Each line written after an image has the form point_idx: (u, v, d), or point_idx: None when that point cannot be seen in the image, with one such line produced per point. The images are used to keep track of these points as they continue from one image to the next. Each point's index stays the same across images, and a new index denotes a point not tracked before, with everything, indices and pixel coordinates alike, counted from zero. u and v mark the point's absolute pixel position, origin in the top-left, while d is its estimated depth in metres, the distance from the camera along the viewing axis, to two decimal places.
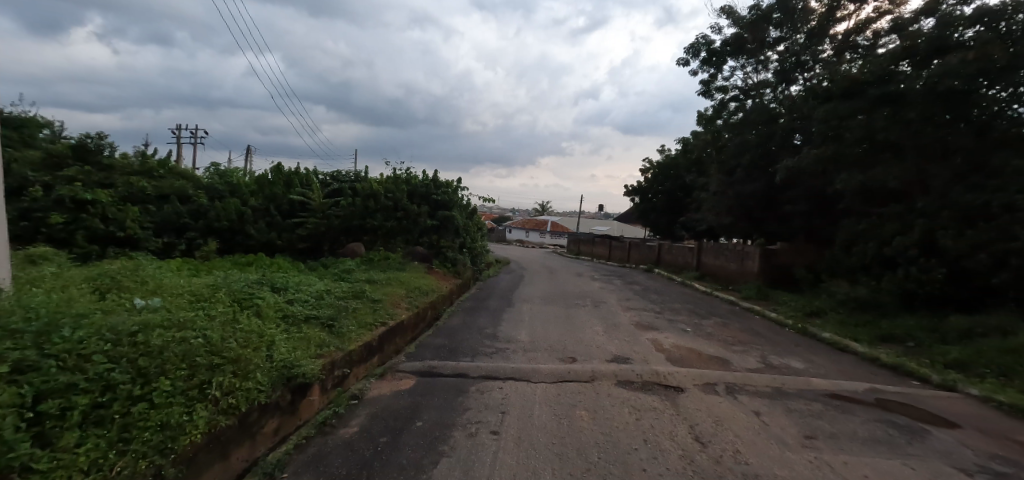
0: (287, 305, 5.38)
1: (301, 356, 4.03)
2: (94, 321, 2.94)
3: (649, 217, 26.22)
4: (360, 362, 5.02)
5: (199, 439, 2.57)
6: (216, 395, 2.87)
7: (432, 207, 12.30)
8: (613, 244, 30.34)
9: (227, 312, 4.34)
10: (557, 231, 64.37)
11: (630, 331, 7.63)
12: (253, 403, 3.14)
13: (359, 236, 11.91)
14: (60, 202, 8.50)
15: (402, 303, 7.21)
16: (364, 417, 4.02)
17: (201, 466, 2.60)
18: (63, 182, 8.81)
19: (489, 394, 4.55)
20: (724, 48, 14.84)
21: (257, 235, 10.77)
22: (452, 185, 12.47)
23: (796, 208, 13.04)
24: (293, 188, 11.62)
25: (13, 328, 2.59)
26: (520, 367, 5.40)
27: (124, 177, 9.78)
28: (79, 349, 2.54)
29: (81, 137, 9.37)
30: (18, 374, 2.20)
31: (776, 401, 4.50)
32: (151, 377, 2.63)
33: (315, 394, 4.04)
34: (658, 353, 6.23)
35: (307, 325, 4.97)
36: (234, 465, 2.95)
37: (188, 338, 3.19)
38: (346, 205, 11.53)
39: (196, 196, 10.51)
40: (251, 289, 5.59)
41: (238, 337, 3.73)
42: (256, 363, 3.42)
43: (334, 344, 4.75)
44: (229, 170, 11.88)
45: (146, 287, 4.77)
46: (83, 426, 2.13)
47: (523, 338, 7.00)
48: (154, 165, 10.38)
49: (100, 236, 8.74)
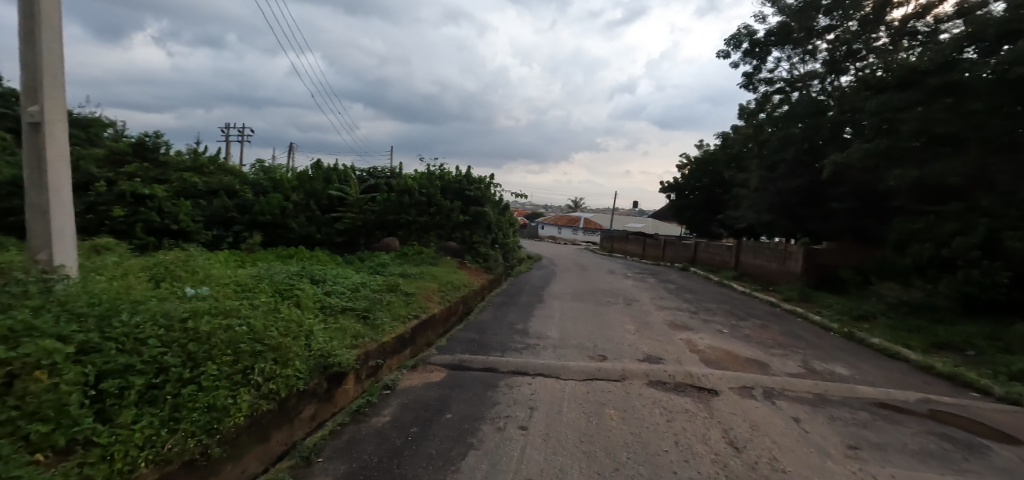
0: (325, 296, 5.56)
1: (338, 345, 4.18)
2: (150, 307, 3.14)
3: (684, 214, 25.63)
4: (393, 353, 5.17)
5: (242, 421, 2.73)
6: (258, 380, 3.02)
7: (465, 203, 12.62)
8: (646, 242, 29.78)
9: (270, 302, 4.54)
10: (589, 227, 63.83)
11: (663, 330, 7.49)
12: (292, 389, 3.29)
13: (394, 231, 12.15)
14: (121, 196, 9.06)
15: (435, 298, 7.31)
16: (396, 407, 4.14)
17: (242, 446, 2.77)
18: (124, 177, 9.41)
19: (518, 389, 4.59)
20: (768, 38, 14.32)
21: (298, 229, 11.10)
22: (485, 181, 12.81)
23: (843, 206, 12.45)
24: (333, 183, 11.99)
25: (79, 310, 2.80)
26: (550, 363, 5.41)
27: (177, 173, 10.32)
28: (137, 333, 2.73)
29: (141, 136, 9.92)
30: (83, 354, 2.40)
31: (818, 408, 4.33)
32: (199, 361, 2.79)
33: (350, 382, 4.20)
34: (692, 354, 6.10)
35: (344, 317, 5.13)
36: (274, 446, 3.12)
37: (233, 324, 3.36)
38: (381, 201, 11.78)
39: (243, 191, 10.87)
40: (292, 281, 5.81)
41: (278, 326, 3.87)
42: (296, 351, 3.57)
43: (369, 335, 4.90)
44: (273, 166, 12.32)
45: (196, 276, 5.04)
46: (139, 404, 2.33)
47: (553, 334, 7.00)
48: (205, 162, 10.94)
49: (157, 228, 9.26)
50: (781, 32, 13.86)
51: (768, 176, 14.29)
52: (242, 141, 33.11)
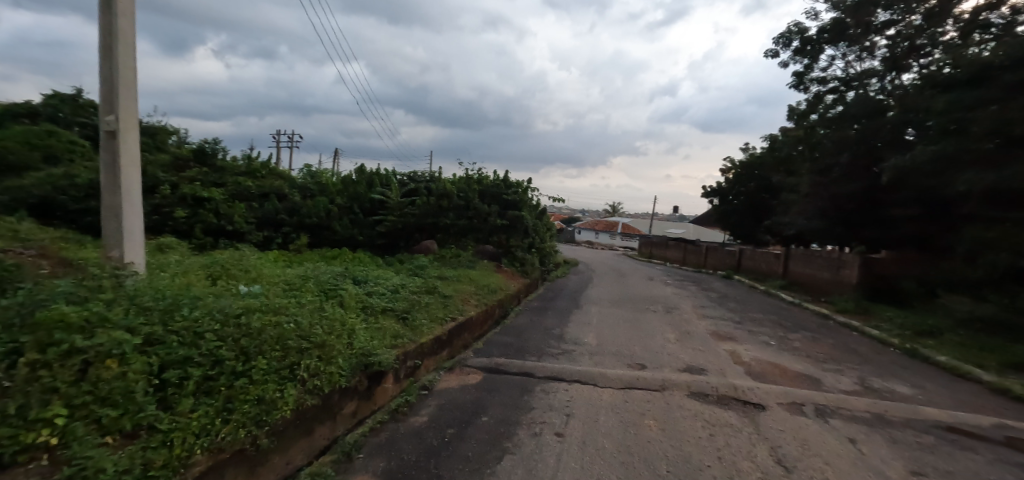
0: (367, 296, 5.73)
1: (378, 345, 4.29)
2: (207, 303, 3.33)
3: (728, 219, 24.76)
4: (431, 355, 5.25)
5: (289, 414, 2.85)
6: (304, 376, 3.14)
7: (502, 207, 12.68)
8: (687, 248, 28.96)
9: (315, 301, 4.72)
10: (627, 232, 62.74)
11: (706, 340, 7.25)
12: (335, 386, 3.40)
13: (432, 234, 12.36)
14: (183, 199, 9.68)
15: (471, 300, 7.38)
16: (433, 407, 4.21)
17: (288, 438, 2.89)
18: (186, 181, 10.05)
19: (554, 395, 4.56)
20: (821, 36, 13.70)
21: (342, 231, 11.50)
22: (522, 185, 12.82)
23: (904, 213, 11.69)
24: (375, 187, 12.33)
25: (146, 304, 3.01)
26: (587, 370, 5.35)
27: (232, 177, 10.92)
28: (196, 327, 2.91)
29: (201, 142, 10.54)
30: (149, 345, 2.58)
31: (876, 429, 4.08)
32: (251, 355, 2.94)
33: (390, 381, 4.30)
34: (737, 366, 5.88)
35: (384, 317, 5.26)
36: (317, 440, 3.23)
37: (282, 321, 3.51)
38: (420, 205, 12.00)
39: (291, 195, 11.35)
40: (336, 281, 6.02)
41: (323, 324, 4.02)
42: (339, 349, 3.69)
43: (408, 336, 5.00)
44: (319, 171, 12.81)
45: (248, 275, 5.31)
46: (196, 394, 2.48)
47: (590, 340, 6.92)
48: (257, 167, 11.52)
49: (214, 229, 9.82)
50: (835, 28, 13.25)
51: (819, 180, 13.61)
52: (284, 148, 34.10)
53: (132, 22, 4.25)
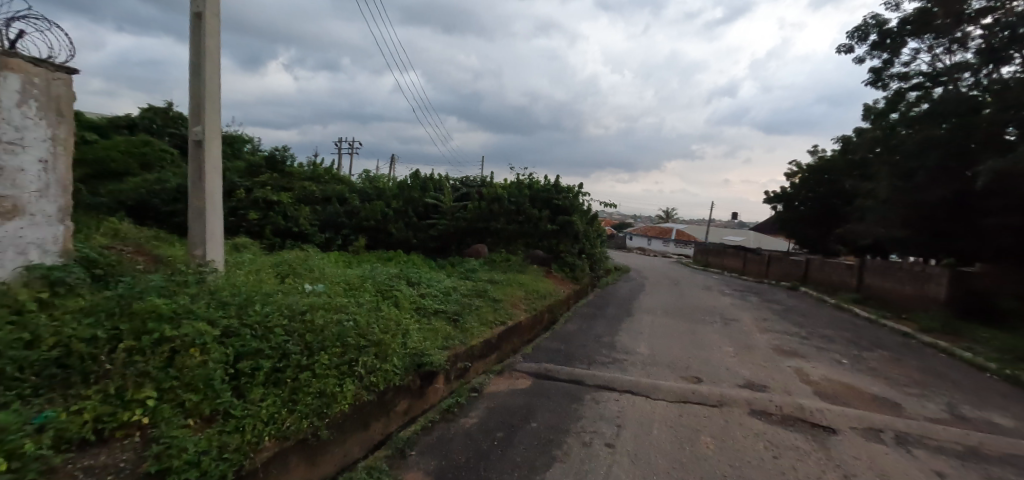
0: (420, 298, 5.91)
1: (430, 346, 4.40)
2: (276, 299, 3.57)
3: (794, 226, 23.34)
4: (481, 358, 5.32)
5: (347, 408, 2.98)
6: (362, 372, 3.28)
7: (553, 212, 12.62)
8: (747, 256, 27.55)
9: (373, 301, 4.92)
10: (682, 239, 60.64)
11: (768, 356, 6.86)
12: (389, 384, 3.52)
13: (483, 238, 12.53)
14: (255, 202, 10.40)
15: (521, 305, 7.41)
16: (483, 410, 4.25)
17: (346, 431, 3.02)
18: (258, 186, 10.81)
19: (605, 405, 4.49)
20: (904, 27, 12.68)
21: (397, 234, 11.92)
22: (573, 190, 12.71)
23: (1002, 223, 10.53)
24: (428, 192, 12.68)
25: (225, 299, 3.27)
26: (639, 381, 5.22)
27: (299, 181, 11.62)
28: (267, 321, 3.12)
29: (272, 150, 11.32)
30: (226, 337, 2.81)
31: (969, 463, 3.69)
32: (314, 350, 3.11)
33: (441, 381, 4.39)
34: (804, 385, 5.52)
35: (436, 319, 5.39)
36: (372, 435, 3.36)
37: (342, 319, 3.69)
38: (472, 209, 12.19)
39: (351, 199, 11.89)
40: (391, 282, 6.24)
41: (380, 323, 4.18)
42: (394, 348, 3.82)
43: (459, 338, 5.09)
44: (377, 176, 13.35)
45: (312, 274, 5.63)
46: (265, 385, 2.66)
47: (643, 350, 6.74)
48: (321, 172, 12.18)
49: (282, 230, 10.48)
50: (920, 19, 12.22)
51: (900, 185, 12.55)
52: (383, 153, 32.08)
53: (218, 41, 4.64)
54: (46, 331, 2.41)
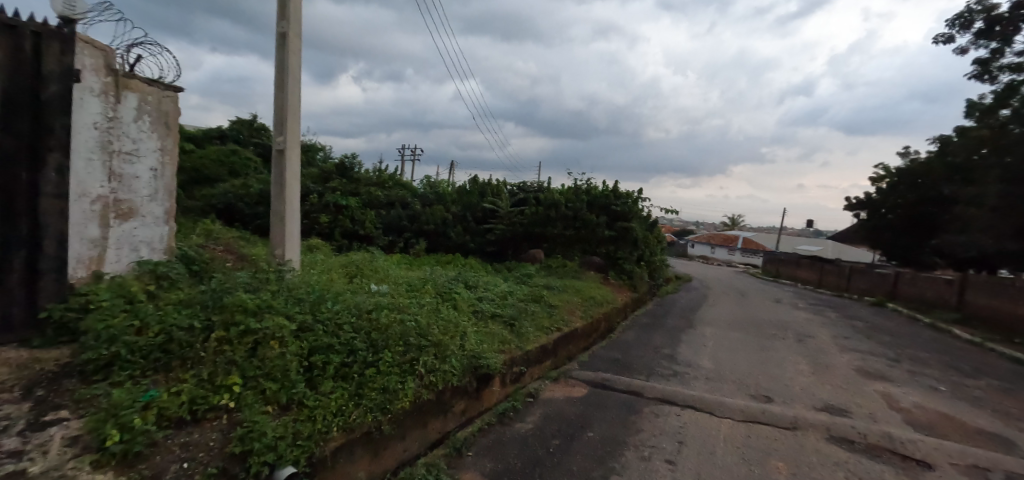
0: (478, 301, 6.02)
1: (487, 349, 4.47)
2: (346, 298, 3.79)
3: (880, 236, 21.39)
4: (536, 363, 5.33)
5: (408, 405, 3.10)
6: (422, 371, 3.39)
7: (612, 217, 12.38)
8: (824, 267, 25.59)
9: (433, 303, 5.09)
10: (749, 247, 57.39)
11: (849, 378, 6.33)
12: (447, 384, 3.61)
13: (540, 243, 12.55)
14: (326, 206, 11.06)
15: (577, 312, 7.34)
16: (539, 416, 4.26)
17: (406, 428, 3.13)
18: (329, 191, 11.49)
19: (665, 419, 4.34)
20: (1016, 13, 11.32)
21: (456, 238, 12.20)
22: (633, 195, 12.42)
23: None
24: (486, 197, 12.89)
25: (300, 296, 3.51)
26: (702, 396, 5.00)
27: (365, 187, 12.22)
28: (337, 318, 3.31)
29: (342, 157, 12.01)
30: (302, 332, 3.02)
31: None
32: (379, 348, 3.26)
33: (497, 385, 4.44)
34: (892, 412, 5.04)
35: (493, 322, 5.46)
36: (431, 433, 3.46)
37: (405, 318, 3.84)
38: (529, 214, 12.24)
39: (413, 203, 12.33)
40: (451, 285, 6.41)
41: (439, 325, 4.31)
42: (453, 349, 3.92)
43: (515, 342, 5.13)
44: (437, 181, 13.76)
45: (378, 275, 5.91)
46: (334, 378, 2.83)
47: (706, 364, 6.45)
48: (386, 178, 12.74)
49: (349, 233, 11.07)
50: None
51: (1010, 192, 11.17)
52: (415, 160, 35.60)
53: (299, 58, 5.01)
54: (152, 319, 2.71)
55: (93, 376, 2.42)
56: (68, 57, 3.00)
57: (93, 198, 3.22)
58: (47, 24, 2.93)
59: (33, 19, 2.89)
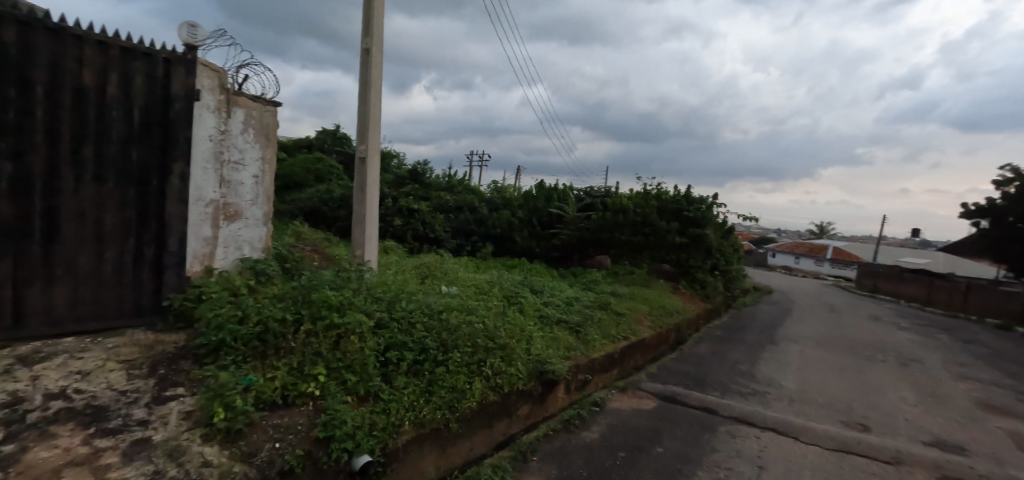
0: (543, 306, 6.03)
1: (553, 355, 4.47)
2: (418, 298, 3.97)
3: (1004, 248, 18.70)
4: (602, 372, 5.25)
5: (475, 406, 3.18)
6: (488, 373, 3.47)
7: (683, 224, 11.84)
8: (932, 282, 22.81)
9: (500, 306, 5.18)
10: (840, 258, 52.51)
11: (964, 409, 5.59)
12: (513, 388, 3.66)
13: (607, 249, 12.39)
14: (399, 210, 11.62)
15: (646, 321, 7.13)
16: (605, 426, 4.19)
17: (473, 428, 3.22)
18: (402, 195, 12.06)
19: (743, 441, 4.09)
20: None
21: (522, 242, 12.31)
22: (707, 201, 11.84)
23: None
24: (552, 202, 12.87)
25: (378, 294, 3.73)
26: (784, 418, 4.66)
27: (436, 192, 12.68)
28: (410, 317, 3.48)
29: (414, 164, 12.56)
30: (379, 329, 3.20)
31: None
32: (448, 347, 3.38)
33: (562, 391, 4.43)
34: (1019, 453, 4.39)
35: (559, 328, 5.44)
36: (496, 435, 3.53)
37: (474, 320, 3.94)
38: (596, 219, 12.04)
39: (480, 208, 12.61)
40: (517, 289, 6.49)
41: (506, 328, 4.37)
42: (519, 353, 3.96)
43: (581, 350, 5.09)
44: (504, 186, 13.97)
45: (447, 277, 6.11)
46: (407, 374, 2.97)
47: (789, 384, 5.99)
48: (455, 183, 13.14)
49: (420, 236, 11.55)
50: None
51: None
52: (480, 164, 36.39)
53: (380, 72, 5.34)
54: (252, 310, 3.01)
55: (204, 358, 2.73)
56: (191, 78, 3.44)
57: (207, 202, 3.64)
58: (176, 51, 3.37)
59: (165, 47, 3.34)
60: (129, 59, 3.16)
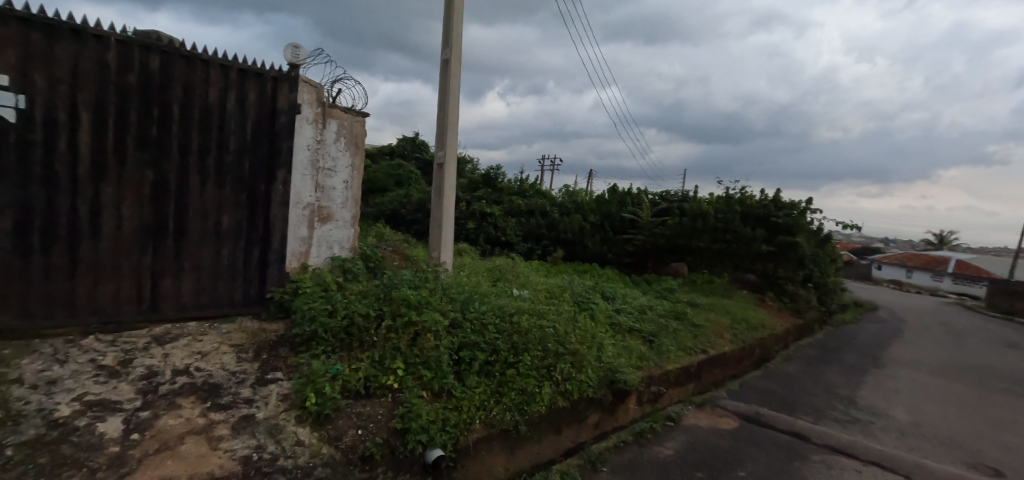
0: (615, 313, 5.90)
1: (625, 364, 4.36)
2: (490, 300, 4.07)
3: None
4: (677, 385, 5.03)
5: (543, 410, 3.20)
6: (558, 378, 3.47)
7: (771, 231, 10.85)
8: None
9: (570, 311, 5.15)
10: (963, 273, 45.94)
11: None
12: (583, 395, 3.63)
13: (683, 257, 11.94)
14: (472, 214, 11.96)
15: (726, 335, 6.72)
16: (680, 443, 4.01)
17: (541, 432, 3.24)
18: (475, 199, 12.40)
19: (839, 474, 3.73)
20: None
21: (593, 247, 12.15)
22: (798, 206, 10.76)
23: None
24: (626, 206, 12.53)
25: (453, 295, 3.87)
26: (889, 452, 4.18)
27: (508, 196, 12.87)
28: (483, 318, 3.58)
29: (488, 169, 12.87)
30: (453, 328, 3.33)
31: None
32: (519, 350, 3.43)
33: (633, 402, 4.31)
34: None
35: (631, 337, 5.30)
36: (565, 441, 3.51)
37: (545, 325, 3.96)
38: (672, 224, 11.47)
39: (552, 212, 12.62)
40: (588, 295, 6.42)
41: (577, 334, 4.34)
42: (589, 360, 3.91)
43: (654, 361, 4.92)
44: (576, 190, 13.87)
45: (518, 280, 6.19)
46: (478, 375, 3.06)
47: (896, 414, 5.37)
48: (527, 187, 13.26)
49: (492, 239, 11.80)
50: None
51: None
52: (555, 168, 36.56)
53: (458, 81, 5.55)
54: (340, 305, 3.26)
55: (299, 347, 3.01)
56: (293, 94, 3.81)
57: (304, 205, 3.98)
58: (282, 70, 3.76)
59: (273, 67, 3.73)
60: (244, 79, 3.57)
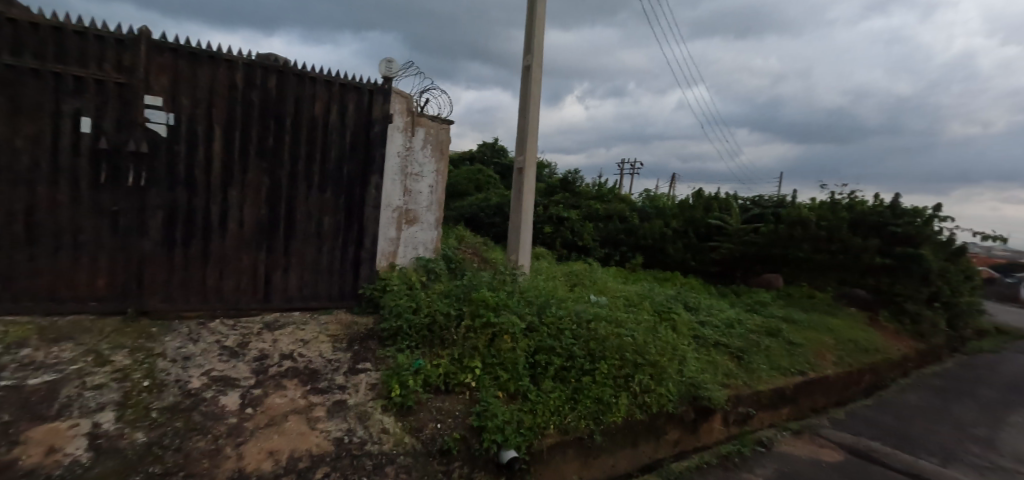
0: (699, 325, 5.60)
1: (709, 380, 4.12)
2: (567, 305, 4.05)
3: None
4: (768, 407, 4.66)
5: (620, 421, 3.12)
6: (636, 389, 3.37)
7: (888, 241, 9.67)
8: None
9: (650, 321, 4.98)
10: None
11: None
12: (662, 409, 3.49)
13: (778, 267, 11.00)
14: (549, 217, 11.97)
15: (829, 357, 6.09)
16: (772, 471, 3.71)
17: (617, 444, 3.16)
18: (553, 203, 12.40)
19: None
20: None
21: (675, 255, 11.61)
22: (923, 214, 9.54)
23: None
24: (713, 212, 11.78)
25: (530, 298, 3.91)
26: None
27: (586, 200, 12.72)
28: (559, 323, 3.58)
29: (566, 173, 12.82)
30: (530, 332, 3.37)
31: None
32: (595, 357, 3.38)
33: (718, 422, 4.06)
34: None
35: (717, 352, 4.99)
36: (641, 455, 3.40)
37: (623, 333, 3.86)
38: (767, 232, 10.57)
39: (631, 217, 12.28)
40: (670, 304, 6.15)
41: (657, 344, 4.18)
42: (670, 373, 3.75)
43: (743, 379, 4.59)
44: (658, 195, 13.38)
45: (596, 286, 6.10)
46: (554, 379, 3.06)
47: None
48: (606, 192, 13.01)
49: (569, 243, 11.73)
50: None
51: None
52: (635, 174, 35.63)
53: (539, 86, 5.61)
54: (423, 303, 3.44)
55: (386, 341, 3.22)
56: (387, 105, 4.09)
57: (393, 208, 4.23)
58: (377, 83, 4.06)
59: (370, 81, 4.04)
60: (345, 92, 3.91)
